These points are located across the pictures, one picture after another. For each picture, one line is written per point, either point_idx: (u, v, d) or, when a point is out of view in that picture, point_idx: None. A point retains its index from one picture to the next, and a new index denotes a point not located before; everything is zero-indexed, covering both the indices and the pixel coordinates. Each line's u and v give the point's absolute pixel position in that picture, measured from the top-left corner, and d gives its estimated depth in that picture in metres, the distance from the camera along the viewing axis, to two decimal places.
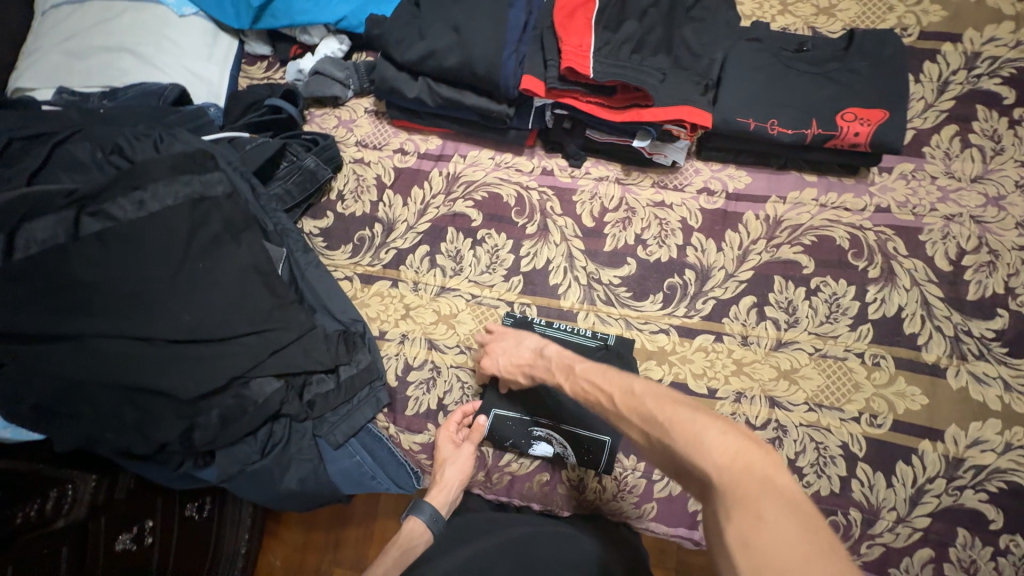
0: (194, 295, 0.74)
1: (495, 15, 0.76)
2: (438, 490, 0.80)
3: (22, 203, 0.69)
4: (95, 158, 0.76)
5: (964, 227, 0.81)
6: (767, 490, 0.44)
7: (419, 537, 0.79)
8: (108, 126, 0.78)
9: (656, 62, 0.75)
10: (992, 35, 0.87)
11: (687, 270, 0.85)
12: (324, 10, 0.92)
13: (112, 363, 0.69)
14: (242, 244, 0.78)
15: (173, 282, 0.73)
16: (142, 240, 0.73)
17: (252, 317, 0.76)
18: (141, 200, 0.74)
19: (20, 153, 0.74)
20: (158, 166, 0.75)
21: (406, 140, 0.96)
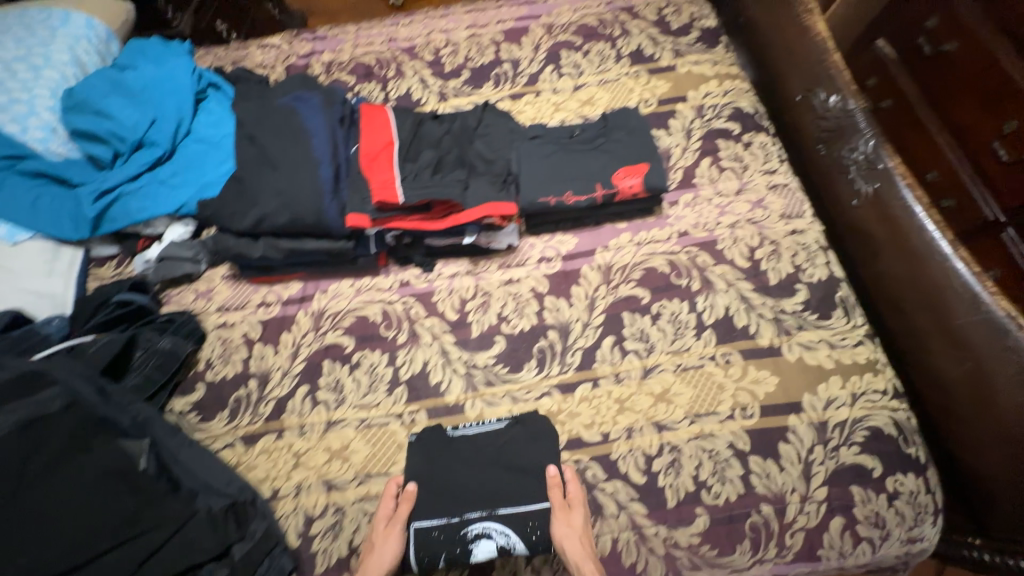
0: (39, 528, 0.67)
1: (307, 172, 0.85)
2: (368, 568, 0.72)
3: None
4: None
5: (745, 229, 0.99)
6: None
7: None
8: None
9: (456, 175, 0.90)
10: (706, 91, 1.15)
11: (550, 331, 0.93)
12: (162, 204, 0.99)
13: None
14: (93, 452, 0.74)
15: (12, 522, 0.67)
16: None
17: (114, 528, 0.70)
18: None
19: None
20: None
21: (267, 292, 1.00)
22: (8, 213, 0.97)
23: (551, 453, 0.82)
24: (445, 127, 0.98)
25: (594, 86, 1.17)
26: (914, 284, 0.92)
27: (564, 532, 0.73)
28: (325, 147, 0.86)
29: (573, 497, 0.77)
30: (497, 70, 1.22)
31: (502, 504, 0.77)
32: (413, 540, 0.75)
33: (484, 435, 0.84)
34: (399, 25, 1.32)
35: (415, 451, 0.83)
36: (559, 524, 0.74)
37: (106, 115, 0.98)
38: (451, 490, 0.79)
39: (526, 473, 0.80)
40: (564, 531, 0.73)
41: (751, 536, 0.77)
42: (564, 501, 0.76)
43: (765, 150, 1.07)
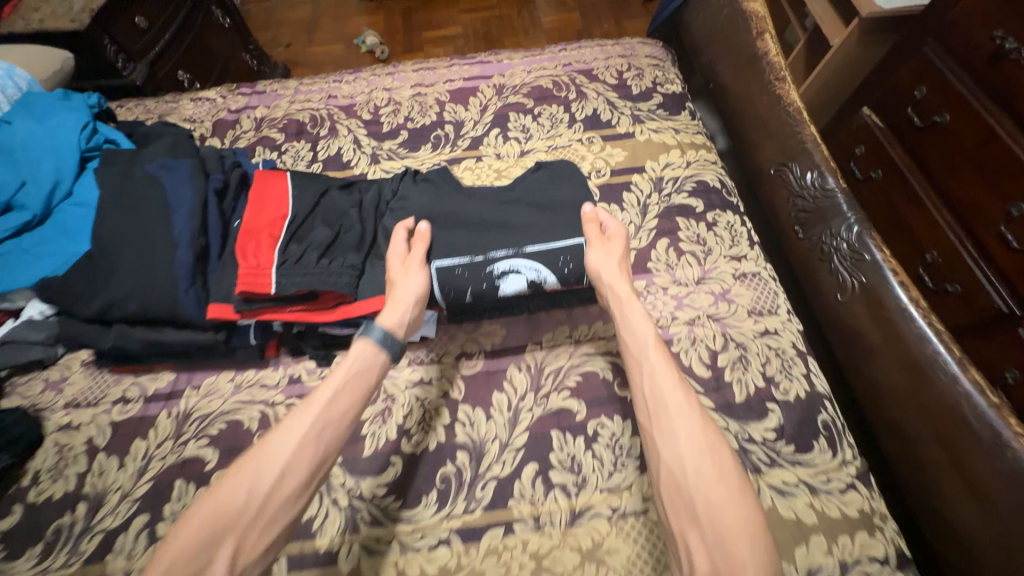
0: None
1: (161, 253, 0.71)
2: (394, 304, 0.71)
3: None
4: None
5: (706, 328, 0.82)
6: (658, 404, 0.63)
7: (369, 361, 0.69)
8: None
9: (351, 259, 0.75)
10: (667, 161, 1.02)
11: (459, 453, 0.74)
12: (12, 277, 0.82)
13: None
14: None
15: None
16: None
17: None
18: None
19: None
20: None
21: (131, 384, 0.83)
22: None
23: (583, 193, 0.84)
24: (354, 198, 0.84)
25: (542, 152, 1.05)
26: (917, 406, 0.73)
27: (603, 263, 0.75)
28: (188, 224, 0.72)
29: (613, 233, 0.79)
30: (438, 131, 1.10)
31: (529, 245, 0.77)
32: (436, 276, 0.76)
33: (507, 198, 0.85)
34: (341, 81, 1.23)
35: (426, 194, 0.86)
36: (597, 247, 0.76)
37: None
38: (466, 244, 0.78)
39: (574, 217, 0.80)
40: (603, 258, 0.75)
41: None
42: (603, 235, 0.79)
43: (731, 232, 0.92)
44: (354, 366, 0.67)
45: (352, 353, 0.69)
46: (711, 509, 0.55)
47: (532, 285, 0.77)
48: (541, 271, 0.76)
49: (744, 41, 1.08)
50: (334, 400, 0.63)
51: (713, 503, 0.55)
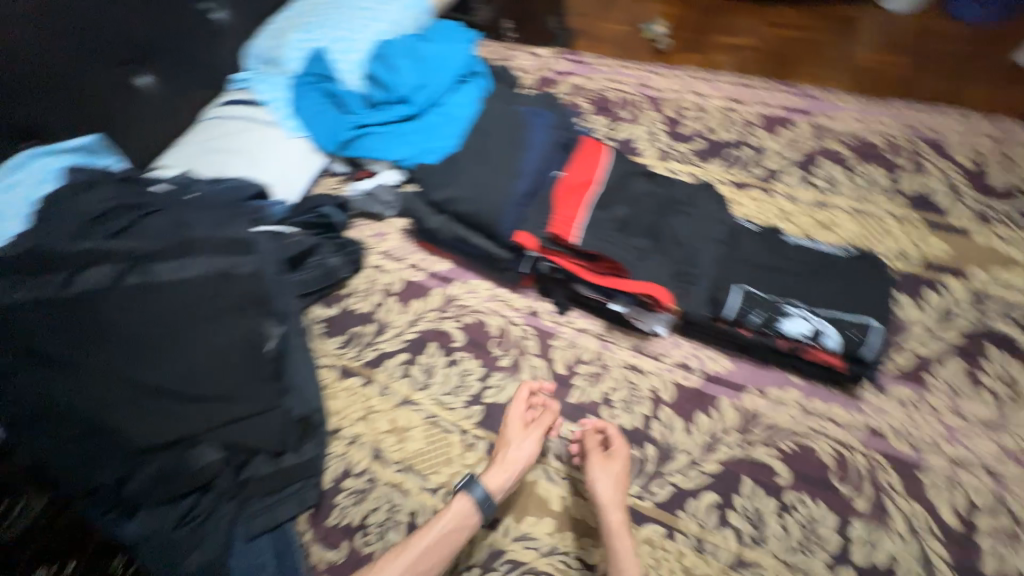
0: (184, 354, 0.80)
1: (505, 180, 0.89)
2: (499, 469, 0.76)
3: (84, 256, 0.78)
4: (166, 230, 0.86)
5: (974, 477, 0.72)
6: None
7: (461, 520, 0.72)
8: (197, 209, 0.92)
9: (640, 242, 0.84)
10: (1001, 278, 0.86)
11: (649, 445, 0.80)
12: (389, 151, 1.16)
13: (95, 394, 0.75)
14: (243, 317, 0.85)
15: (172, 337, 0.80)
16: (161, 294, 0.79)
17: (218, 384, 0.81)
18: (183, 264, 0.83)
19: (85, 190, 0.86)
20: (208, 242, 0.86)
21: (422, 258, 1.08)
22: (301, 116, 1.28)
23: (883, 289, 0.80)
24: (652, 189, 0.92)
25: (842, 211, 0.98)
26: None
27: (607, 487, 0.74)
28: (533, 164, 0.89)
29: (615, 449, 0.78)
30: (734, 151, 1.11)
31: (823, 305, 0.77)
32: (738, 298, 0.79)
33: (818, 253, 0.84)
34: (655, 74, 1.31)
35: (752, 238, 0.88)
36: (595, 469, 0.75)
37: (391, 69, 1.19)
38: (763, 282, 0.81)
39: (857, 299, 0.78)
40: (601, 474, 0.75)
41: None
42: (604, 452, 0.78)
43: None
44: (454, 518, 0.72)
45: (452, 506, 0.73)
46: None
47: (812, 336, 0.76)
48: (828, 328, 0.75)
49: None
50: (422, 556, 0.69)
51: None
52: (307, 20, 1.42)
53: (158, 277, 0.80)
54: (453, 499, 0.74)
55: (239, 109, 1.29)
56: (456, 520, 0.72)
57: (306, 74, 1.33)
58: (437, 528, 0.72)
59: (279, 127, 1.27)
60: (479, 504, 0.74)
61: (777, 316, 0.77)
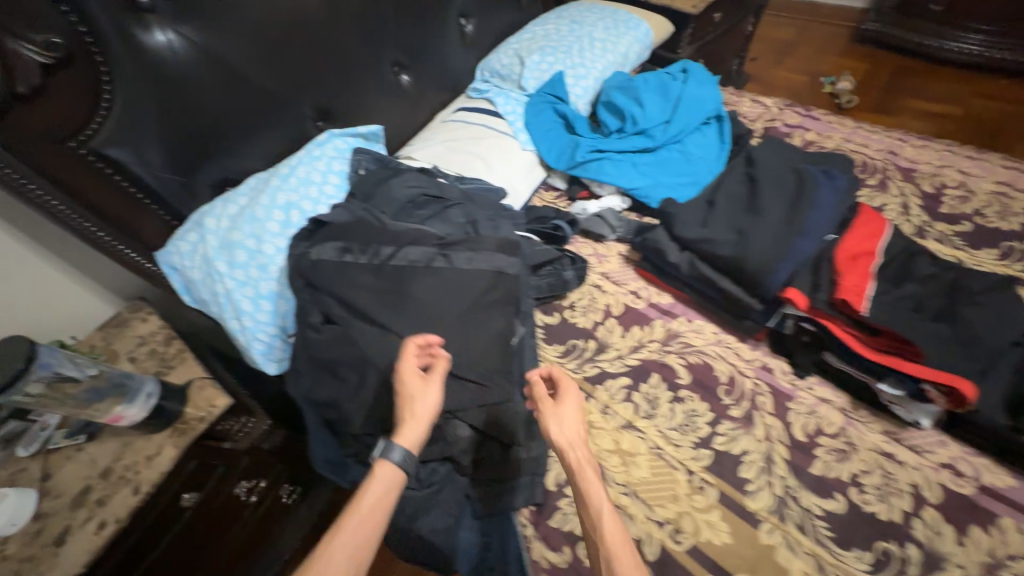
0: (460, 337, 0.86)
1: (783, 235, 0.89)
2: (416, 425, 0.69)
3: (404, 235, 0.91)
4: (460, 224, 0.97)
5: None
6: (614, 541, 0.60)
7: (389, 484, 0.65)
8: (475, 204, 1.01)
9: (939, 328, 0.79)
10: None
11: (911, 545, 0.74)
12: (622, 178, 1.19)
13: (386, 353, 0.82)
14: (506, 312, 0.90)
15: (458, 318, 0.87)
16: (456, 281, 0.88)
17: (480, 369, 0.86)
18: (471, 257, 0.90)
19: (393, 176, 1.02)
20: (489, 240, 0.93)
21: (643, 287, 1.10)
22: (535, 130, 1.36)
23: None
24: (939, 270, 0.86)
25: None
26: None
27: (564, 430, 0.69)
28: (817, 226, 0.88)
29: (563, 394, 0.73)
30: (1012, 243, 1.01)
31: None
32: None
33: None
34: (903, 145, 1.24)
35: None
36: (548, 414, 0.71)
37: (639, 103, 1.24)
38: None
39: None
40: (557, 422, 0.70)
41: None
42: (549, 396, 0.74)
43: None
44: (384, 486, 0.65)
45: (373, 473, 0.66)
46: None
47: None
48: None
49: None
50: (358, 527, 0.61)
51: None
52: (544, 43, 1.52)
53: (460, 263, 0.89)
54: (376, 473, 0.65)
55: (479, 117, 1.43)
56: (389, 487, 0.65)
57: (542, 94, 1.43)
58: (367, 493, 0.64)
59: (514, 138, 1.37)
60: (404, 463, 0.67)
61: None
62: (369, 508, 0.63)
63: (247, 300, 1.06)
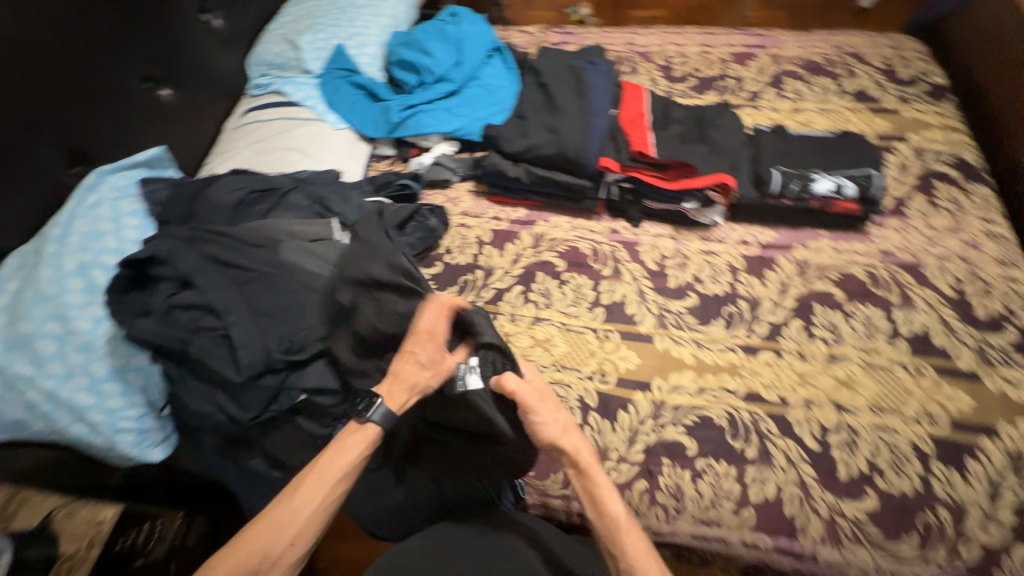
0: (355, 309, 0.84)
1: (583, 119, 1.08)
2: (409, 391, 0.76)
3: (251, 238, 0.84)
4: (309, 207, 0.93)
5: (956, 263, 1.02)
6: (633, 542, 0.69)
7: (370, 443, 0.73)
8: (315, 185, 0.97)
9: (699, 147, 1.08)
10: (927, 139, 1.23)
11: (740, 301, 1.03)
12: (443, 124, 1.27)
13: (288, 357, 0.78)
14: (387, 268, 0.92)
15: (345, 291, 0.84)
16: (324, 259, 0.85)
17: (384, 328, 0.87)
18: (336, 232, 0.89)
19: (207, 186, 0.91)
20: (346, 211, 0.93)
21: (500, 211, 1.22)
22: (341, 109, 1.33)
23: (870, 150, 1.08)
24: (688, 112, 1.15)
25: (813, 112, 1.30)
26: None
27: (544, 418, 0.76)
28: (601, 104, 1.10)
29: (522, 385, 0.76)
30: (723, 83, 1.39)
31: (837, 170, 1.05)
32: (778, 174, 1.05)
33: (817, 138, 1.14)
34: (637, 34, 1.55)
35: (769, 135, 1.14)
36: (534, 406, 0.76)
37: (427, 52, 1.33)
38: (792, 161, 1.09)
39: (858, 159, 1.07)
40: (547, 414, 0.77)
41: (921, 532, 0.79)
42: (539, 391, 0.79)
43: (983, 202, 1.11)
44: (358, 443, 0.73)
45: (355, 429, 0.74)
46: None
47: (834, 193, 1.04)
48: (846, 181, 1.03)
49: (1012, 49, 1.24)
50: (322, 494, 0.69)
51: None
52: (311, 22, 1.47)
53: (330, 237, 0.88)
54: (355, 427, 0.74)
55: (275, 113, 1.34)
56: (367, 446, 0.73)
57: (332, 71, 1.39)
58: (335, 453, 0.72)
59: (322, 121, 1.33)
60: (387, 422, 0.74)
61: (810, 181, 1.04)
62: (352, 468, 0.72)
63: (82, 394, 0.86)
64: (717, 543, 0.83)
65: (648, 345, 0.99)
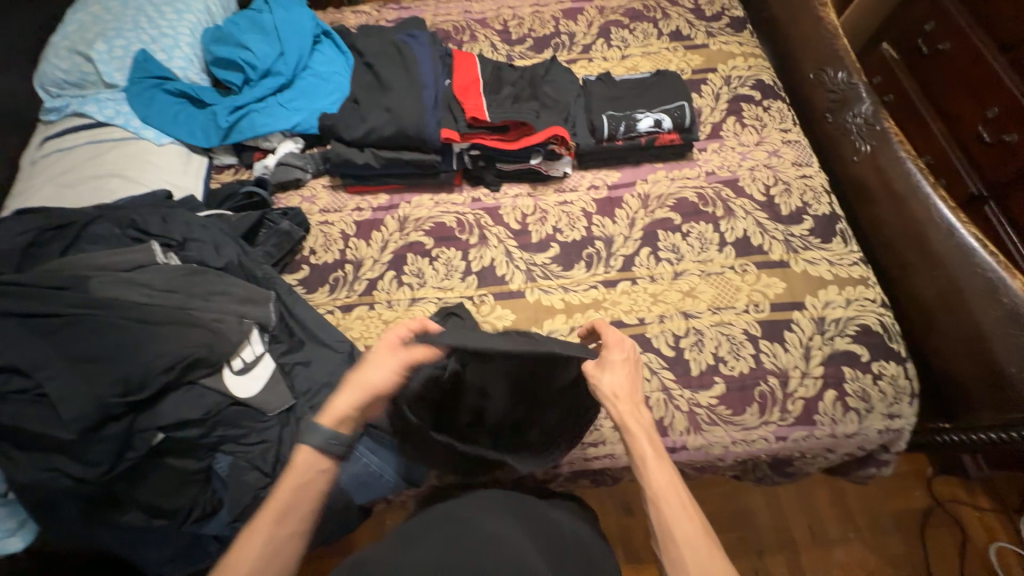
0: (189, 331, 0.80)
1: (414, 92, 1.09)
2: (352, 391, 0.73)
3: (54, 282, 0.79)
4: (115, 234, 0.88)
5: (763, 172, 1.18)
6: (679, 510, 0.67)
7: (310, 468, 0.69)
8: (125, 209, 0.91)
9: (531, 106, 1.13)
10: (734, 65, 1.36)
11: (597, 242, 1.11)
12: (281, 121, 1.19)
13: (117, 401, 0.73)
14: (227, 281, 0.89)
15: (173, 315, 0.81)
16: (145, 288, 0.83)
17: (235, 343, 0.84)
18: (158, 257, 0.87)
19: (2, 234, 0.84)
20: (167, 229, 0.90)
21: (360, 200, 1.19)
22: (159, 122, 1.20)
23: (680, 85, 1.20)
24: (520, 73, 1.19)
25: (638, 57, 1.39)
26: (889, 198, 1.13)
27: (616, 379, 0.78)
28: (430, 76, 1.12)
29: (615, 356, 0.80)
30: (556, 40, 1.44)
31: (656, 107, 1.15)
32: (607, 120, 1.13)
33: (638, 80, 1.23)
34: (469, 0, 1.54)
35: (596, 84, 1.22)
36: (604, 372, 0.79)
37: (244, 46, 1.25)
38: (617, 105, 1.17)
39: (671, 95, 1.18)
40: (614, 374, 0.78)
41: (759, 401, 0.94)
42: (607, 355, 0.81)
43: (781, 114, 1.27)
44: (298, 477, 0.68)
45: (297, 461, 0.69)
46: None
47: (656, 128, 1.14)
48: (663, 115, 1.14)
49: None
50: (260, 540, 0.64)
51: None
52: (101, 27, 1.29)
53: (151, 261, 0.86)
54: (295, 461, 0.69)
55: (78, 137, 1.17)
56: (307, 471, 0.69)
57: (138, 80, 1.23)
58: (292, 484, 0.68)
59: (140, 139, 1.18)
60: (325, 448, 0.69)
61: (633, 122, 1.13)
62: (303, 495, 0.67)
63: None
64: (601, 460, 0.96)
65: (521, 300, 1.05)
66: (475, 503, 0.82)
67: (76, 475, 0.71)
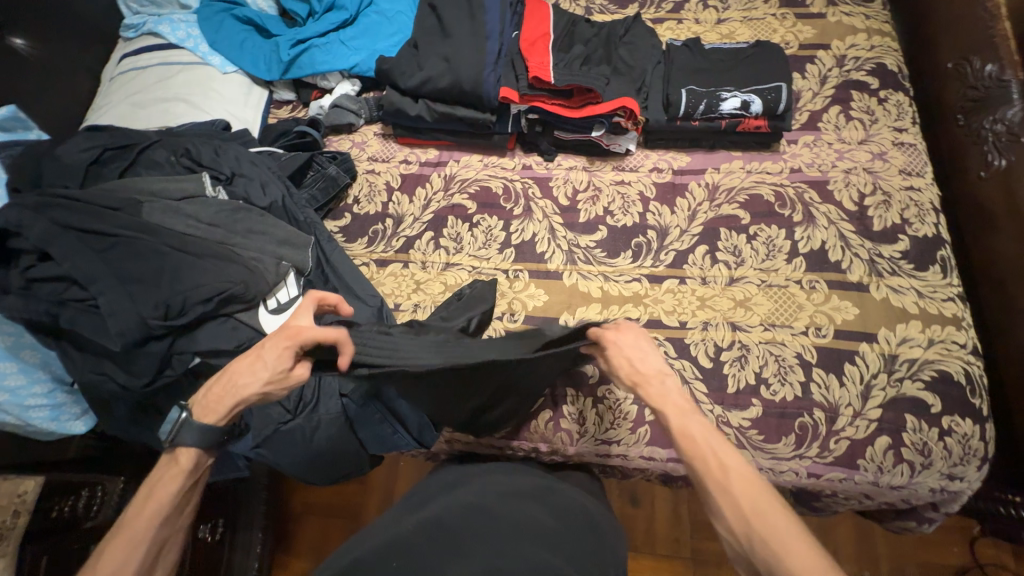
0: (229, 266, 0.83)
1: (476, 43, 1.02)
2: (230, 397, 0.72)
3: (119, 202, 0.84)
4: (169, 160, 0.91)
5: (860, 176, 1.01)
6: (717, 460, 0.63)
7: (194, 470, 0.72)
8: (181, 137, 0.94)
9: (601, 71, 1.01)
10: (853, 43, 1.14)
11: (650, 231, 1.02)
12: (340, 60, 1.15)
13: (160, 323, 0.77)
14: (268, 220, 0.90)
15: (215, 249, 0.84)
16: (195, 219, 0.86)
17: (268, 284, 0.85)
18: (209, 188, 0.89)
19: (79, 148, 0.89)
20: (219, 162, 0.92)
21: (409, 153, 1.15)
22: (224, 49, 1.19)
23: (782, 61, 1.03)
24: (596, 30, 1.07)
25: (737, 22, 1.20)
26: (1013, 226, 0.95)
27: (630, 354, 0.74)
28: (495, 24, 1.03)
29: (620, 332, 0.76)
30: None
31: (747, 86, 1.00)
32: (686, 95, 1.00)
33: (731, 51, 1.07)
34: None
35: (681, 51, 1.07)
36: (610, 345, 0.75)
37: None
38: (700, 78, 1.03)
39: (768, 73, 1.02)
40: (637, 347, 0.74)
41: (798, 433, 0.86)
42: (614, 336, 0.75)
43: (898, 109, 1.07)
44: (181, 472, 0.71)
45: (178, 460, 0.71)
46: (746, 489, 0.60)
47: (741, 111, 1.00)
48: (753, 96, 0.99)
49: None
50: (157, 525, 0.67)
51: (744, 475, 0.61)
52: None
53: (200, 192, 0.88)
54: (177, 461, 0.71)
55: (152, 57, 1.19)
56: (189, 474, 0.71)
57: (210, 4, 1.22)
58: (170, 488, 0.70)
59: (206, 64, 1.19)
60: (202, 442, 0.72)
61: (716, 101, 0.99)
62: (177, 501, 0.69)
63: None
64: (612, 458, 0.93)
65: (557, 283, 0.99)
66: (499, 475, 0.79)
67: (125, 384, 0.77)
